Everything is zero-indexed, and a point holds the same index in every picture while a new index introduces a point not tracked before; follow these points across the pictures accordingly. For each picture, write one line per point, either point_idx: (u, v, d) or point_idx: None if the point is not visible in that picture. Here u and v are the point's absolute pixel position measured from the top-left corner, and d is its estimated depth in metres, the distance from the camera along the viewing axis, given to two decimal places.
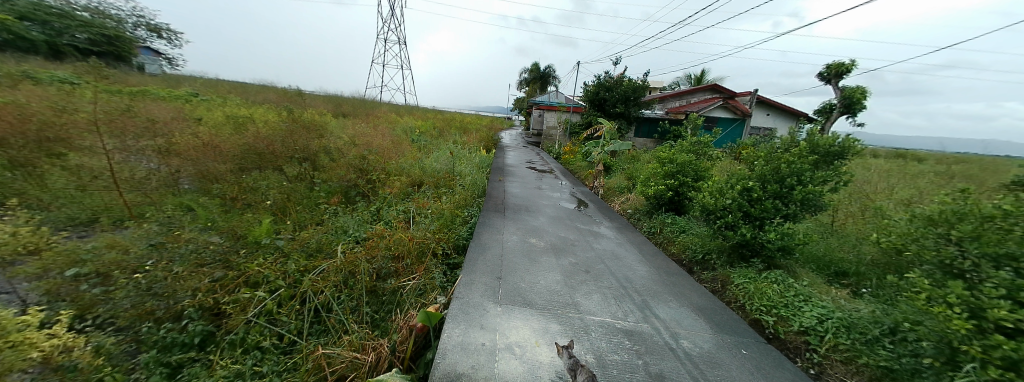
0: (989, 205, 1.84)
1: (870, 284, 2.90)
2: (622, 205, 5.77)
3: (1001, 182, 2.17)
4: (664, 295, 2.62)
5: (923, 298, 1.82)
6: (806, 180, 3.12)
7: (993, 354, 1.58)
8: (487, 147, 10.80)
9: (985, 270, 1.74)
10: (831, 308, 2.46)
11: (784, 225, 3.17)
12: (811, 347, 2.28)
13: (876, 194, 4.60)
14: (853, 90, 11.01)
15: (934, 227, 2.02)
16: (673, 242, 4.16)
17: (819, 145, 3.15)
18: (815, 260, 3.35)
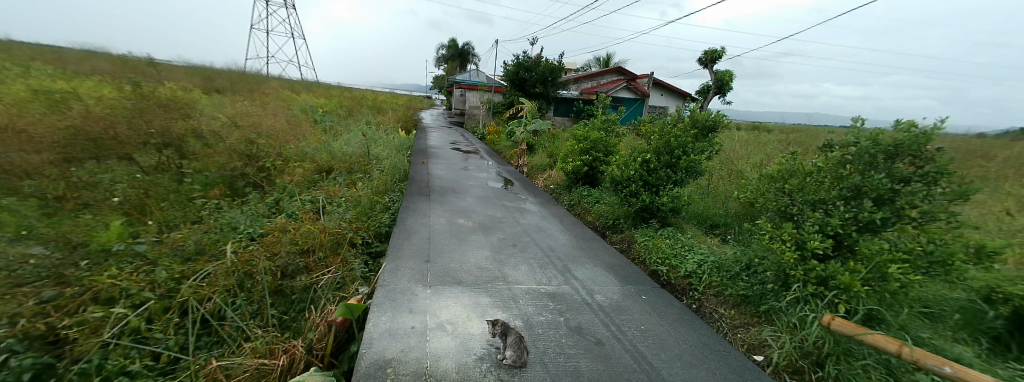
0: (808, 164, 2.40)
1: (735, 230, 3.58)
2: (545, 182, 6.07)
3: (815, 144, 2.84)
4: (582, 259, 2.89)
5: (768, 238, 2.31)
6: (689, 151, 3.66)
7: (810, 275, 2.10)
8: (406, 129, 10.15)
9: (805, 212, 2.29)
10: (708, 254, 2.99)
11: (674, 189, 3.70)
12: (693, 287, 2.74)
13: (739, 159, 5.64)
14: (722, 74, 13.10)
15: (775, 183, 2.56)
16: (589, 211, 4.56)
17: (698, 120, 3.71)
18: (698, 216, 3.99)
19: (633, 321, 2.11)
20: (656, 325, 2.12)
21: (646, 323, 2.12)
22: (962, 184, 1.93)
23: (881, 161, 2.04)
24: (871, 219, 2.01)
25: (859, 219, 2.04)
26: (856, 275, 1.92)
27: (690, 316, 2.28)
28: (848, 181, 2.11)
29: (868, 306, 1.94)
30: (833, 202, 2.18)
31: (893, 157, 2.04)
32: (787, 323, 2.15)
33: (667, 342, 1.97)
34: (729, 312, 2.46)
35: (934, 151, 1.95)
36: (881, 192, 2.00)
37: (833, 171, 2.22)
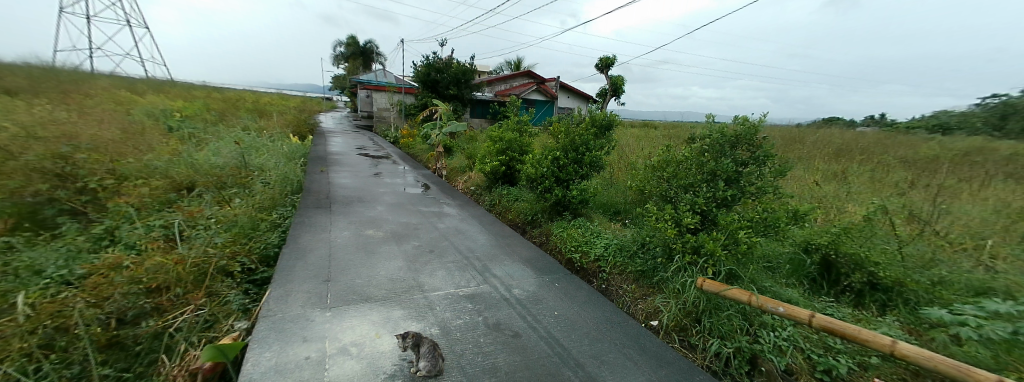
0: (678, 155, 2.82)
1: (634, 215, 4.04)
2: (466, 185, 6.02)
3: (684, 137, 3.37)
4: (500, 256, 2.94)
5: (655, 219, 2.64)
6: (592, 148, 4.00)
7: (686, 246, 2.45)
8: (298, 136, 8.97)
9: (680, 195, 2.66)
10: (612, 238, 3.31)
11: (582, 183, 4.01)
12: (602, 269, 3.01)
13: (633, 152, 6.40)
14: (616, 79, 14.73)
15: (656, 172, 2.95)
16: (510, 210, 4.66)
17: (597, 120, 4.08)
18: (604, 206, 4.40)
19: (548, 309, 2.22)
20: (569, 310, 2.27)
21: (559, 309, 2.26)
22: (780, 164, 2.49)
23: (727, 149, 2.51)
24: (722, 196, 2.46)
25: (717, 197, 2.47)
26: (717, 241, 2.32)
27: (598, 298, 2.49)
28: (707, 166, 2.54)
29: (727, 266, 2.36)
30: (698, 184, 2.58)
31: (735, 145, 2.51)
32: (673, 289, 2.48)
33: (578, 323, 2.13)
34: (630, 287, 2.76)
35: (761, 140, 2.47)
36: (729, 174, 2.46)
37: (696, 159, 2.64)
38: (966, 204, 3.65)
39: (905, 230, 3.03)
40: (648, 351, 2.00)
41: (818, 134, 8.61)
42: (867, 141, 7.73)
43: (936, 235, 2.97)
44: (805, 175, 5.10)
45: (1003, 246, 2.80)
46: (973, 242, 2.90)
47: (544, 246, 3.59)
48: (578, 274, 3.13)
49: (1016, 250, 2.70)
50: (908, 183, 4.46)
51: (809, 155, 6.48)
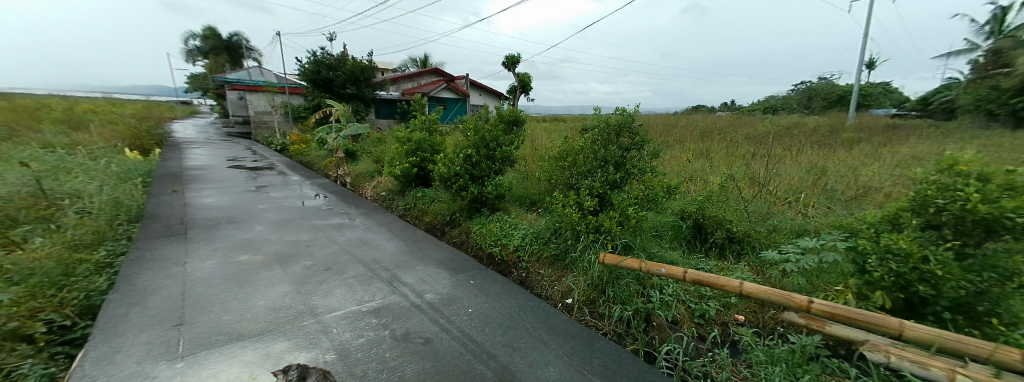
0: (575, 144, 2.98)
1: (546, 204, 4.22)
2: (375, 191, 5.55)
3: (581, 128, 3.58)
4: (411, 262, 2.77)
5: (561, 205, 2.76)
6: (501, 143, 4.02)
7: (589, 227, 2.62)
8: (130, 151, 7.02)
9: (580, 181, 2.81)
10: (528, 227, 3.37)
11: (497, 178, 3.99)
12: (521, 259, 3.04)
13: (543, 145, 6.67)
14: (523, 76, 15.25)
15: (557, 162, 3.08)
16: (427, 212, 4.45)
17: (503, 115, 4.12)
18: (519, 199, 4.48)
19: (461, 309, 2.17)
20: (482, 305, 2.25)
21: (473, 306, 2.22)
22: (653, 147, 2.85)
23: (612, 136, 2.76)
24: (612, 179, 2.69)
25: (609, 181, 2.69)
26: (613, 220, 2.53)
27: (512, 289, 2.52)
28: (598, 154, 2.75)
29: (623, 239, 2.58)
30: (593, 171, 2.77)
31: (619, 133, 2.77)
32: (581, 267, 2.62)
33: (491, 317, 2.12)
34: (546, 271, 2.85)
35: (638, 128, 2.77)
36: (615, 159, 2.72)
37: (587, 148, 2.83)
38: (790, 168, 4.67)
39: (752, 194, 3.74)
40: (557, 331, 2.10)
41: (689, 120, 10.17)
42: (724, 123, 9.41)
43: (773, 194, 3.73)
44: (682, 154, 5.96)
45: (814, 196, 3.65)
46: (800, 196, 3.70)
47: (469, 246, 3.50)
48: (499, 267, 3.13)
49: (821, 199, 3.54)
50: (754, 155, 5.51)
51: (686, 138, 7.59)
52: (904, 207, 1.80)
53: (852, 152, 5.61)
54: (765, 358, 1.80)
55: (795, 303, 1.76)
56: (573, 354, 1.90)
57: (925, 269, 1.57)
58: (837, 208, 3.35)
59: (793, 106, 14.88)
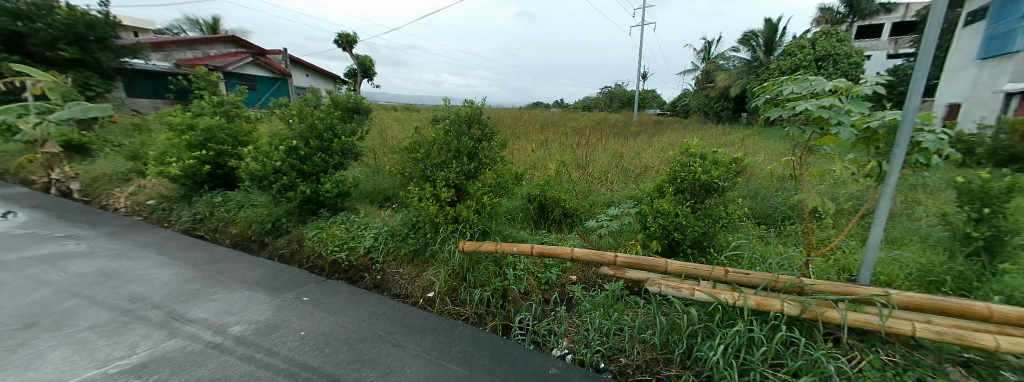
0: (427, 134, 2.80)
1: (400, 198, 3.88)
2: (139, 198, 3.99)
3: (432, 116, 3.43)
4: (207, 292, 2.22)
5: (416, 199, 2.60)
6: (339, 133, 3.43)
7: (448, 218, 2.58)
8: None
9: (435, 173, 2.68)
10: (381, 225, 3.05)
11: (336, 174, 3.39)
12: (376, 261, 2.73)
13: (389, 135, 6.20)
14: (362, 59, 13.80)
15: (410, 153, 2.84)
16: (233, 222, 3.45)
17: (338, 102, 3.59)
18: (367, 195, 4.03)
19: (288, 333, 1.84)
20: (317, 323, 1.97)
21: (305, 327, 1.91)
22: (502, 138, 2.98)
23: (464, 128, 2.76)
24: (467, 170, 2.68)
25: (464, 171, 2.67)
26: (471, 209, 2.54)
27: (357, 297, 2.32)
28: (452, 145, 2.67)
29: (481, 226, 2.64)
30: (448, 162, 2.68)
31: (470, 125, 2.79)
32: (442, 258, 2.56)
33: (331, 334, 1.86)
34: (405, 269, 2.63)
35: (486, 119, 2.86)
36: (469, 150, 2.71)
37: (442, 139, 2.72)
38: (603, 154, 5.82)
39: (579, 176, 4.47)
40: (415, 330, 1.99)
41: (529, 113, 11.37)
42: (556, 117, 10.96)
43: (593, 175, 4.55)
44: (526, 144, 6.61)
45: (618, 175, 4.64)
46: (612, 175, 4.61)
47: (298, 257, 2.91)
48: (346, 274, 2.73)
49: (622, 177, 4.53)
50: (579, 144, 6.60)
51: (527, 130, 8.46)
52: (665, 179, 2.45)
53: (639, 140, 7.40)
54: (590, 306, 2.17)
55: (605, 259, 2.17)
56: (431, 349, 1.83)
57: (682, 221, 2.21)
58: (633, 183, 4.35)
59: (602, 104, 18.63)
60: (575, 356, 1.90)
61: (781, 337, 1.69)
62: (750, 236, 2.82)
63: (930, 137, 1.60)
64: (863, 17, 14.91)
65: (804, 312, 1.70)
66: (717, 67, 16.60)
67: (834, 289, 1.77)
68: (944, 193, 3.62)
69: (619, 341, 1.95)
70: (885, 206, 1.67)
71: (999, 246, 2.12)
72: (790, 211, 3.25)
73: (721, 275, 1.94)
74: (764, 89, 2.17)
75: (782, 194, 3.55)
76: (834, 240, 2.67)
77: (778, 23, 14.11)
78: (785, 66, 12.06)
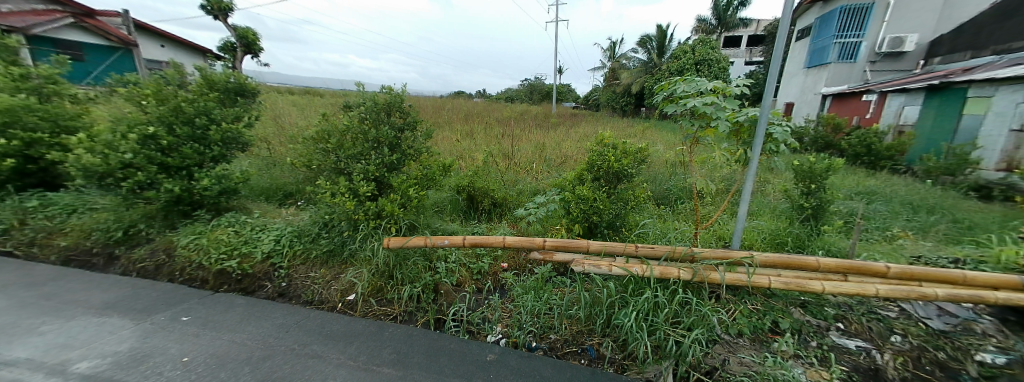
0: (339, 123, 2.56)
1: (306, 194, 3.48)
2: None
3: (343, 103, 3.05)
4: (38, 325, 1.86)
5: (329, 194, 2.36)
6: (218, 119, 2.79)
7: (368, 213, 2.40)
8: None
9: (350, 165, 2.48)
10: (284, 226, 2.73)
11: (218, 168, 2.81)
12: (278, 265, 2.44)
13: (290, 122, 5.49)
14: (243, 31, 11.92)
15: (319, 143, 2.57)
16: (64, 231, 2.71)
17: (214, 81, 2.85)
18: (261, 192, 3.56)
19: (166, 360, 1.65)
20: (206, 344, 1.78)
21: (190, 351, 1.72)
22: (426, 129, 2.86)
23: (383, 116, 2.60)
24: (389, 162, 2.52)
25: (386, 163, 2.51)
26: (395, 204, 2.40)
27: (257, 309, 2.11)
28: (370, 134, 2.50)
29: (407, 220, 2.53)
30: (367, 153, 2.50)
31: (390, 113, 2.65)
32: (364, 257, 2.40)
33: (226, 355, 1.71)
34: (319, 273, 2.41)
35: (408, 108, 2.73)
36: (390, 140, 2.56)
37: (358, 128, 2.53)
38: (527, 144, 6.03)
39: (505, 166, 4.59)
40: (335, 337, 1.88)
41: (452, 102, 11.16)
42: (480, 107, 10.97)
43: (519, 165, 4.71)
44: (450, 134, 6.51)
45: (542, 164, 4.88)
46: (537, 165, 4.83)
47: (165, 270, 2.46)
48: (240, 284, 2.37)
49: (545, 166, 4.78)
50: (504, 135, 6.72)
51: (451, 119, 8.32)
52: (585, 168, 2.68)
53: (558, 131, 7.85)
54: (522, 290, 2.28)
55: (535, 244, 2.29)
56: (357, 354, 1.76)
57: (598, 206, 2.47)
58: (556, 172, 4.63)
59: (523, 96, 19.19)
60: (509, 339, 2.01)
61: (678, 299, 2.02)
62: (652, 215, 3.26)
63: (779, 129, 2.05)
64: (729, 28, 17.87)
65: (695, 276, 2.05)
66: (621, 66, 18.34)
67: (716, 254, 2.13)
68: (785, 173, 4.62)
69: (549, 320, 2.10)
70: (748, 185, 2.08)
71: (821, 212, 2.86)
72: (682, 192, 3.82)
73: (633, 251, 2.21)
74: (660, 88, 2.51)
75: (676, 177, 4.14)
76: (712, 216, 3.25)
77: (666, 31, 16.12)
78: (673, 68, 13.88)
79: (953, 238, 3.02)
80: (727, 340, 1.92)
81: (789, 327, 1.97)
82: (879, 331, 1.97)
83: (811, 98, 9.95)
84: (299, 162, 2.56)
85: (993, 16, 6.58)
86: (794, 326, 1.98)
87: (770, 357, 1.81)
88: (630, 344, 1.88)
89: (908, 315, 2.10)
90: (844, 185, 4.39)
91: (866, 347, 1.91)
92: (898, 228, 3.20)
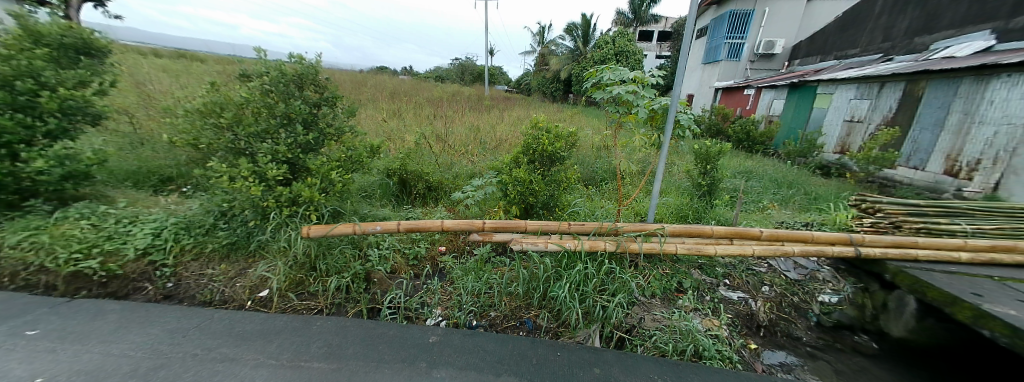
0: (233, 95, 2.13)
1: (193, 178, 2.97)
2: None
3: (238, 70, 2.58)
4: None
5: (227, 179, 2.00)
6: (53, 83, 2.22)
7: (281, 200, 2.13)
8: None
9: (254, 145, 2.12)
10: (165, 217, 2.31)
11: (60, 146, 2.25)
12: (160, 263, 2.08)
13: (162, 86, 4.49)
14: None
15: (207, 118, 2.11)
16: None
17: (41, 34, 2.26)
18: (127, 176, 2.86)
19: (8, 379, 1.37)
20: (67, 361, 1.48)
21: (44, 370, 1.43)
22: (348, 105, 2.58)
23: (293, 89, 2.25)
24: (305, 141, 2.22)
25: (299, 143, 2.21)
26: (314, 189, 2.16)
27: (134, 314, 1.80)
28: (277, 109, 2.14)
29: (330, 207, 2.34)
30: (274, 131, 2.16)
31: (301, 86, 2.31)
32: (279, 249, 2.18)
33: (103, 365, 1.47)
34: (219, 269, 2.12)
35: (324, 81, 2.41)
36: (304, 116, 2.23)
37: (261, 101, 2.14)
38: (460, 127, 5.93)
39: (439, 149, 4.48)
40: (245, 337, 1.70)
41: (376, 80, 10.36)
42: (409, 86, 10.39)
43: (453, 148, 4.63)
44: (377, 114, 6.09)
45: (476, 147, 4.86)
46: (469, 148, 4.78)
47: None
48: (105, 289, 1.97)
49: (481, 150, 4.79)
50: (435, 116, 6.50)
51: (375, 97, 7.74)
52: (521, 152, 2.76)
53: (491, 114, 7.84)
54: (462, 272, 2.32)
55: (475, 226, 2.33)
56: (278, 352, 1.63)
57: (534, 187, 2.60)
58: (489, 154, 4.65)
59: (454, 76, 18.64)
60: (450, 320, 2.05)
61: (605, 270, 2.26)
62: (581, 195, 3.51)
63: (684, 117, 2.41)
64: (643, 23, 19.45)
65: (618, 247, 2.29)
66: (550, 51, 18.82)
67: (636, 228, 2.40)
68: (688, 156, 5.30)
69: (489, 298, 2.18)
70: (661, 165, 2.34)
71: (714, 188, 3.41)
72: (606, 173, 4.15)
73: (566, 228, 2.38)
74: (589, 76, 2.65)
75: (601, 160, 4.47)
76: (629, 194, 3.64)
77: (590, 20, 16.88)
78: (597, 56, 14.67)
79: (804, 206, 3.82)
80: (642, 301, 2.20)
81: (690, 285, 2.35)
82: (753, 283, 2.45)
83: (705, 91, 11.46)
84: (181, 140, 2.09)
85: (836, 27, 8.20)
86: (693, 284, 2.36)
87: (675, 311, 2.13)
88: (563, 313, 2.04)
89: (773, 269, 2.61)
90: (731, 165, 5.19)
91: (745, 297, 2.35)
92: (768, 200, 3.93)
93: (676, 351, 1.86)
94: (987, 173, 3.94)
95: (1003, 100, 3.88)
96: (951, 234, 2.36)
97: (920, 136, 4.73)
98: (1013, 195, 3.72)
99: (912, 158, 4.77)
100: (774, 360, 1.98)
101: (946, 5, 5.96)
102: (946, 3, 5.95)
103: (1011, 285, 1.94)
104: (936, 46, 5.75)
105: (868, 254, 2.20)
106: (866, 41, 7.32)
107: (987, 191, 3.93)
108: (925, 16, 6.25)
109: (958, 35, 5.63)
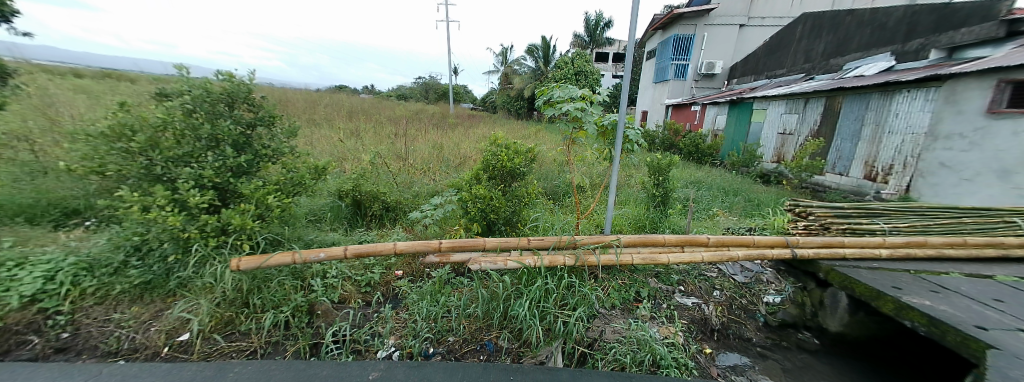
0: (150, 116, 1.93)
1: (103, 210, 2.62)
2: None
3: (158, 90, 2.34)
4: None
5: (139, 208, 1.78)
6: None
7: (206, 230, 1.92)
8: None
9: (173, 169, 1.91)
10: (61, 257, 1.99)
11: None
12: (52, 311, 1.78)
13: (78, 109, 4.03)
14: None
15: (115, 142, 1.88)
16: None
17: None
18: (19, 211, 2.47)
19: None
20: None
21: None
22: (291, 124, 2.43)
23: (222, 109, 2.09)
24: (236, 164, 2.04)
25: (229, 166, 2.01)
26: (246, 216, 1.96)
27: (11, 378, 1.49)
28: (202, 131, 1.96)
29: (267, 234, 2.15)
30: (199, 154, 1.97)
31: (232, 105, 2.15)
32: (203, 285, 1.95)
33: None
34: (130, 312, 1.85)
35: (260, 100, 2.25)
36: (235, 138, 2.06)
37: (182, 122, 1.95)
38: (422, 145, 5.81)
39: (399, 168, 4.34)
40: None
41: (333, 98, 9.97)
42: (369, 105, 10.14)
43: (413, 166, 4.51)
44: (332, 134, 5.83)
45: (438, 165, 4.77)
46: (430, 166, 4.68)
47: None
48: None
49: (442, 167, 4.70)
50: (395, 135, 6.33)
51: (332, 116, 7.45)
52: (478, 168, 2.71)
53: (454, 132, 7.79)
54: (418, 297, 2.19)
55: (431, 247, 2.23)
56: None
57: (495, 204, 2.55)
58: (451, 171, 4.57)
59: (418, 95, 18.50)
60: (403, 351, 1.90)
61: (565, 284, 2.23)
62: (543, 209, 3.53)
63: (632, 132, 2.51)
64: (598, 45, 20.61)
65: (577, 261, 2.28)
66: (512, 71, 19.27)
67: (593, 240, 2.41)
68: (643, 168, 5.53)
69: (447, 322, 2.07)
70: (615, 177, 2.38)
71: (666, 199, 3.56)
72: (567, 187, 4.20)
73: (525, 243, 2.33)
74: (542, 93, 2.70)
75: (563, 175, 4.54)
76: (588, 206, 3.70)
77: (549, 42, 17.57)
78: (557, 76, 15.21)
79: (748, 212, 4.07)
80: (603, 314, 2.19)
81: (647, 294, 2.38)
82: (705, 289, 2.53)
83: (658, 107, 12.17)
84: (82, 168, 1.84)
85: (765, 50, 9.11)
86: (650, 293, 2.40)
87: (634, 322, 2.13)
88: (524, 332, 1.98)
89: (723, 274, 2.74)
90: (683, 176, 5.47)
91: (698, 302, 2.41)
92: (716, 208, 4.15)
93: (635, 362, 1.85)
94: (899, 177, 4.45)
95: (906, 112, 4.41)
96: (872, 233, 2.58)
97: (841, 146, 5.28)
98: (920, 195, 4.20)
99: (837, 165, 5.32)
100: (728, 362, 2.03)
101: (853, 32, 6.81)
102: (852, 30, 6.81)
103: (923, 277, 2.14)
104: (848, 66, 6.52)
105: (804, 255, 2.35)
106: (791, 62, 8.17)
107: (901, 192, 4.43)
108: (836, 40, 7.12)
109: (864, 57, 6.43)
